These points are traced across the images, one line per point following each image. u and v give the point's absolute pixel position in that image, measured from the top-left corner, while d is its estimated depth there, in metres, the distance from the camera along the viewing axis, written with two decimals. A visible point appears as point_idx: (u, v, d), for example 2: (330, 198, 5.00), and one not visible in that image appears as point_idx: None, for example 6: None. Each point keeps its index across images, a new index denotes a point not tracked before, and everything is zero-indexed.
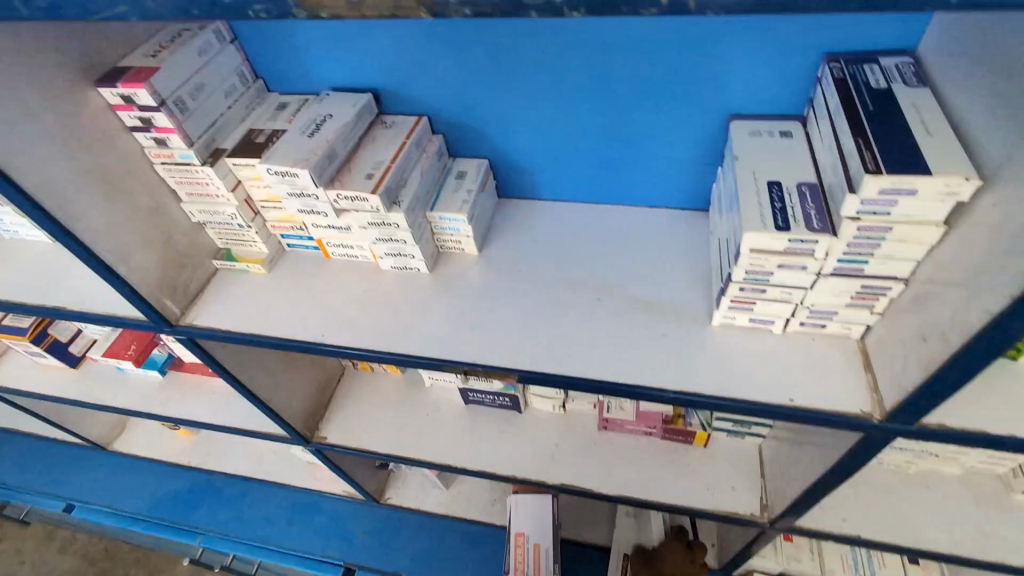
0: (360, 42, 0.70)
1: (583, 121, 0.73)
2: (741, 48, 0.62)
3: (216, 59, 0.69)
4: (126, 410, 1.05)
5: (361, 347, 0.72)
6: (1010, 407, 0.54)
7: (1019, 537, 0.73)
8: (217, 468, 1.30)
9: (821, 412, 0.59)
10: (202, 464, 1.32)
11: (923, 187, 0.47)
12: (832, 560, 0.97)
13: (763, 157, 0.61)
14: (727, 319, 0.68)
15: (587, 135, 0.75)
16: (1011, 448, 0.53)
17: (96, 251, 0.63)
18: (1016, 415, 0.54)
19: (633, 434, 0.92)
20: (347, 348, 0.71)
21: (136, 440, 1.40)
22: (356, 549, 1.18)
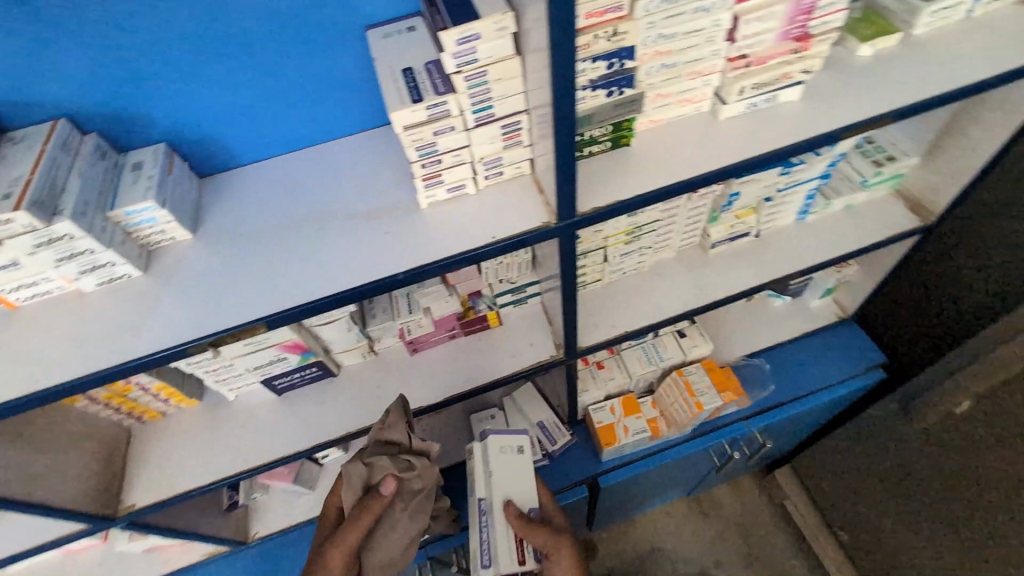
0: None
1: (245, 61, 0.77)
2: None
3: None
4: None
5: (95, 373, 0.67)
6: (630, 178, 0.76)
7: (710, 277, 1.22)
8: None
9: (517, 237, 0.72)
10: None
11: (481, 30, 0.60)
12: (634, 363, 1.38)
13: (393, 53, 0.73)
14: (431, 198, 0.76)
15: (262, 80, 0.79)
16: (638, 204, 0.75)
17: None
18: (638, 181, 0.76)
19: (440, 341, 1.15)
20: (83, 379, 0.66)
21: None
22: None
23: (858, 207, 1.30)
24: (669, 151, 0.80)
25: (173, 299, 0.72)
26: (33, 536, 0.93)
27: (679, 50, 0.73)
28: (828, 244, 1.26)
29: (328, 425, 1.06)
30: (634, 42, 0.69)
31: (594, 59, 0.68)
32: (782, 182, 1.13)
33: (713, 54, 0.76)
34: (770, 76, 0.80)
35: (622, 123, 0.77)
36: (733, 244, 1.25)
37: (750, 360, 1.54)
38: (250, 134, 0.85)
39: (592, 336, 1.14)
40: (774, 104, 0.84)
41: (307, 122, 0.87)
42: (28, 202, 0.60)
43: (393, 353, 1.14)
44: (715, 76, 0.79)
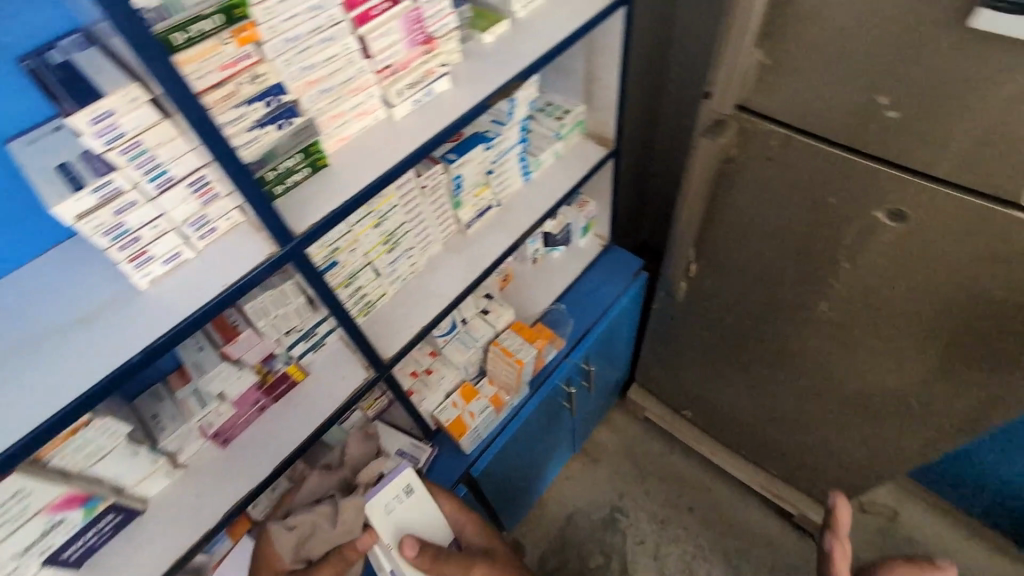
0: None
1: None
2: None
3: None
4: None
5: None
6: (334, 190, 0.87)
7: (477, 250, 1.37)
8: None
9: (250, 274, 0.76)
10: None
11: (112, 106, 0.64)
12: (457, 354, 1.46)
13: (40, 155, 0.72)
14: (149, 276, 0.76)
15: None
16: (348, 208, 0.85)
17: None
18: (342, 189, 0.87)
19: (250, 420, 1.10)
20: None
21: None
22: None
23: (564, 154, 1.58)
24: (363, 157, 0.92)
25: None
26: None
27: (328, 75, 0.86)
28: (554, 189, 1.50)
29: (145, 568, 0.94)
30: (274, 81, 0.80)
31: (248, 102, 0.77)
32: (493, 155, 1.33)
33: (360, 71, 0.91)
34: (417, 76, 0.97)
35: (311, 147, 0.86)
36: (485, 218, 1.42)
37: (553, 308, 1.76)
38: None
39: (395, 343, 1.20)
40: (435, 96, 1.01)
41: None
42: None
43: (204, 455, 1.06)
44: (373, 88, 0.93)
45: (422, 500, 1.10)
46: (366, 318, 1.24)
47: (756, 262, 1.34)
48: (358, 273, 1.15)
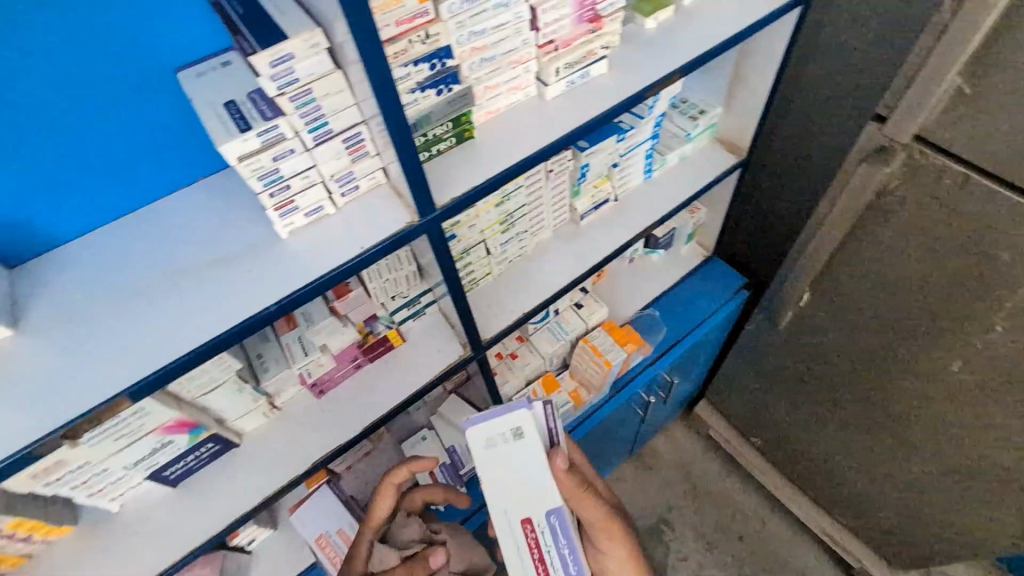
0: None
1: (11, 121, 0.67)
2: None
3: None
4: None
5: None
6: (470, 169, 0.81)
7: (588, 240, 1.40)
8: None
9: (384, 240, 0.73)
10: None
11: (294, 48, 0.60)
12: (544, 343, 1.51)
13: (212, 89, 0.69)
14: (290, 225, 0.74)
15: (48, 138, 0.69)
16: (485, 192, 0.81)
17: None
18: (477, 167, 0.82)
19: (345, 376, 1.12)
20: None
21: None
22: None
23: (691, 155, 1.54)
24: (511, 137, 0.87)
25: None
26: None
27: (493, 44, 0.80)
28: (673, 195, 1.48)
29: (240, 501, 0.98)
30: (445, 41, 0.73)
31: (415, 63, 0.72)
32: (620, 151, 1.32)
33: (524, 43, 0.84)
34: (578, 55, 0.90)
35: (461, 117, 0.81)
36: (599, 211, 1.43)
37: (645, 313, 1.74)
38: (44, 199, 0.74)
39: (494, 324, 1.22)
40: (588, 80, 0.95)
41: (113, 182, 0.77)
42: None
43: (298, 403, 1.09)
44: (531, 63, 0.87)
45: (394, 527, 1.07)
46: (471, 292, 1.28)
47: (887, 302, 1.06)
48: (474, 249, 1.17)
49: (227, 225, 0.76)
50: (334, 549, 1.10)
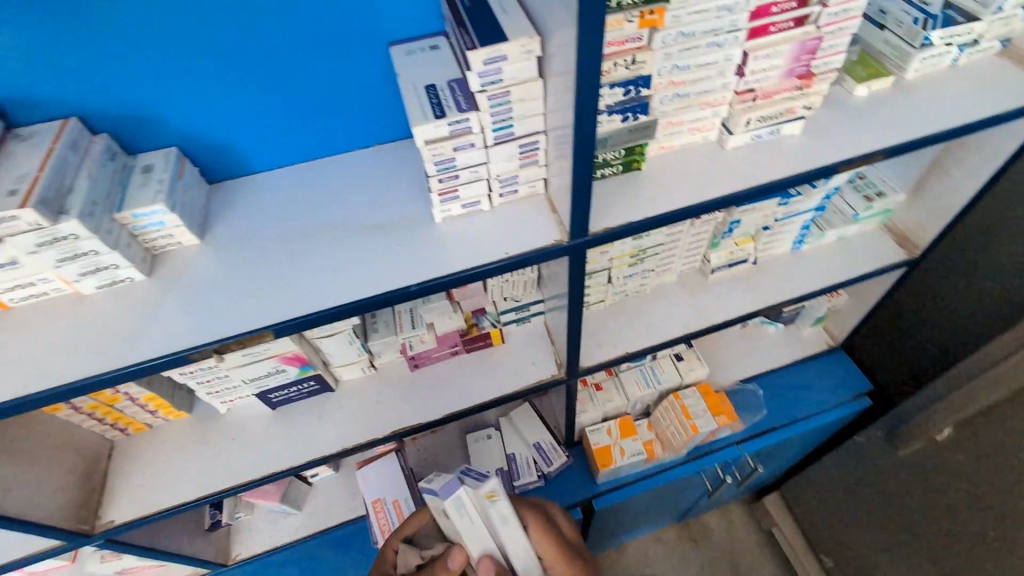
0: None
1: (249, 62, 0.74)
2: None
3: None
4: None
5: (112, 371, 0.64)
6: (626, 203, 0.80)
7: (712, 297, 1.32)
8: None
9: (527, 253, 0.74)
10: None
11: (509, 51, 0.61)
12: (631, 384, 1.49)
13: (418, 70, 0.73)
14: (446, 212, 0.76)
15: (269, 81, 0.77)
16: (635, 231, 0.78)
17: None
18: (634, 203, 0.80)
19: (441, 357, 1.17)
20: (117, 372, 0.64)
21: None
22: None
23: (851, 237, 1.39)
24: (679, 177, 0.84)
25: (166, 315, 0.68)
26: None
27: (692, 81, 0.76)
28: (820, 274, 1.35)
29: (323, 440, 1.08)
30: (648, 71, 0.71)
31: (612, 85, 0.71)
32: (778, 214, 1.22)
33: (723, 87, 0.80)
34: (776, 110, 0.84)
35: (635, 147, 0.80)
36: (733, 269, 1.33)
37: (745, 387, 1.62)
38: (250, 133, 0.81)
39: (593, 354, 1.21)
40: (777, 137, 0.88)
41: (307, 131, 0.84)
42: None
43: (394, 368, 1.17)
44: (722, 108, 0.83)
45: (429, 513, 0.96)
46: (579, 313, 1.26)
47: None
48: (597, 273, 1.16)
49: (389, 196, 0.80)
50: (385, 516, 1.13)
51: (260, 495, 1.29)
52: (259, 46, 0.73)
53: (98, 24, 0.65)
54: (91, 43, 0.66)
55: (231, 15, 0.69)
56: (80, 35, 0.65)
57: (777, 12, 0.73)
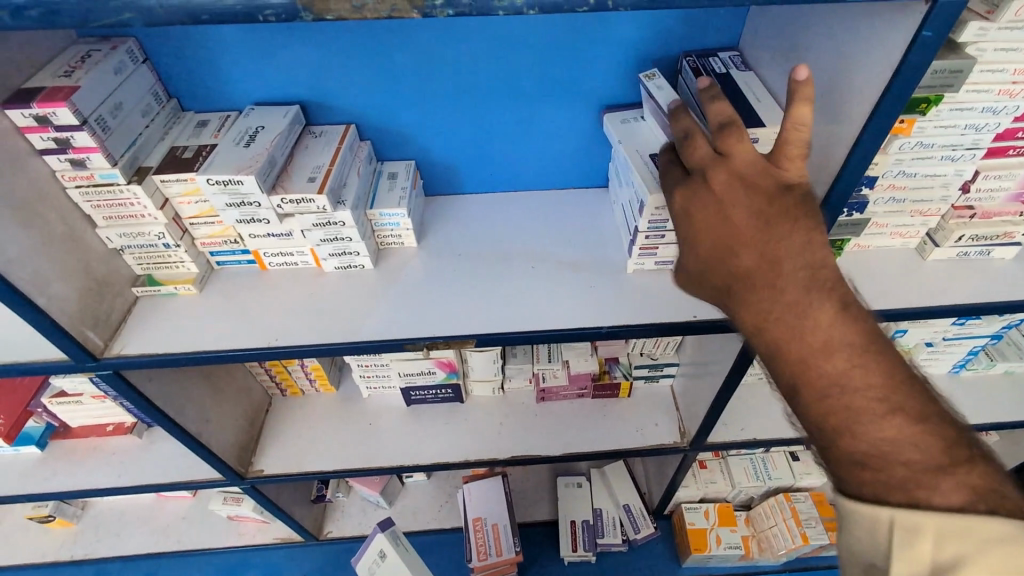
0: (216, 39, 0.73)
1: (498, 104, 0.85)
2: (634, 33, 0.79)
3: (41, 36, 0.64)
4: (47, 494, 1.04)
5: (339, 343, 0.74)
6: None
7: None
8: (162, 532, 1.42)
9: (715, 321, 0.76)
10: (114, 541, 1.41)
11: (760, 136, 0.66)
12: (738, 473, 1.40)
13: (648, 134, 0.80)
14: (639, 265, 0.81)
15: (508, 120, 0.87)
16: None
17: (27, 294, 0.60)
18: None
19: (567, 397, 1.20)
20: (343, 345, 0.74)
21: (32, 532, 1.43)
22: (308, 563, 1.42)
23: (1020, 375, 1.27)
24: (873, 277, 0.83)
25: (387, 306, 0.79)
26: (154, 475, 1.05)
27: (913, 188, 0.76)
28: (981, 407, 1.23)
29: (446, 446, 1.14)
30: (876, 173, 0.73)
31: None
32: (948, 332, 1.13)
33: (942, 199, 0.79)
34: (993, 232, 0.81)
35: (835, 241, 0.81)
36: None
37: None
38: (474, 161, 0.92)
39: (720, 433, 1.17)
40: (985, 258, 0.85)
41: (522, 166, 0.93)
42: (255, 169, 0.65)
43: (519, 395, 1.22)
44: (934, 218, 0.81)
45: (403, 574, 0.85)
46: None
47: None
48: None
49: (584, 240, 0.88)
50: (483, 536, 1.21)
51: (364, 483, 1.37)
52: (512, 92, 0.83)
53: (401, 58, 0.78)
54: (391, 70, 0.79)
55: (503, 64, 0.80)
56: (385, 64, 0.78)
57: (1022, 137, 0.72)
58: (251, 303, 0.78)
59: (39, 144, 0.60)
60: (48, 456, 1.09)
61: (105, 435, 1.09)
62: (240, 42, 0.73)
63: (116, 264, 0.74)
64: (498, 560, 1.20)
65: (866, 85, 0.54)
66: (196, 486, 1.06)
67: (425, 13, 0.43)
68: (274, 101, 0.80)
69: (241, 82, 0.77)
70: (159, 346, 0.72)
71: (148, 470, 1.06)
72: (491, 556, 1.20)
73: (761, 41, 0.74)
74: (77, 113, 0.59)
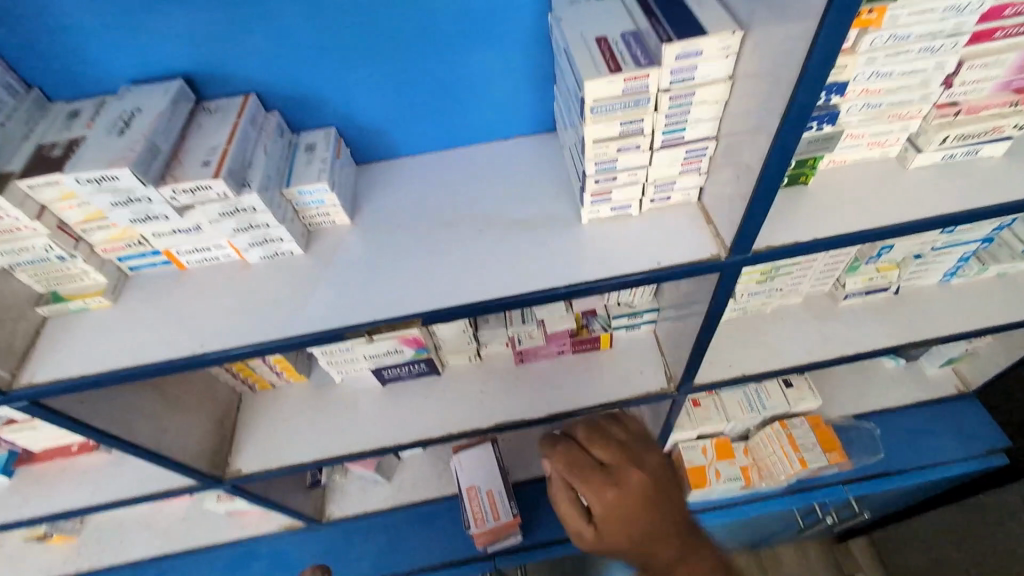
0: (66, 8, 0.62)
1: (415, 48, 0.74)
2: None
3: None
4: (22, 521, 1.01)
5: (272, 342, 0.67)
6: (793, 221, 0.73)
7: (845, 324, 1.18)
8: (164, 536, 1.42)
9: (681, 266, 0.69)
10: (118, 551, 1.41)
11: (706, 48, 0.57)
12: (733, 406, 1.37)
13: (588, 20, 0.65)
14: (594, 214, 0.74)
15: (428, 66, 0.76)
16: (801, 253, 0.72)
17: None
18: (801, 221, 0.73)
19: (546, 356, 1.16)
20: (277, 344, 0.67)
21: (34, 552, 1.43)
22: (315, 546, 1.43)
23: (1013, 274, 1.22)
24: (852, 194, 0.75)
25: (322, 294, 0.72)
26: (130, 488, 1.02)
27: (889, 90, 0.68)
28: (974, 313, 1.18)
29: (426, 420, 1.11)
30: (845, 78, 0.64)
31: None
32: (937, 240, 1.07)
33: (922, 98, 0.70)
34: (980, 128, 0.73)
35: (807, 160, 0.73)
36: (869, 297, 1.19)
37: (863, 425, 1.45)
38: (403, 119, 0.82)
39: (707, 374, 1.13)
40: (972, 158, 0.77)
41: (455, 117, 0.83)
42: (130, 160, 0.56)
43: (498, 360, 1.17)
44: (914, 121, 0.73)
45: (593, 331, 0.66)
46: None
47: None
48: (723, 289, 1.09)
49: (533, 194, 0.79)
50: (479, 503, 1.21)
51: (357, 463, 1.36)
52: (428, 32, 0.72)
53: (289, 5, 0.67)
54: (283, 22, 0.68)
55: (409, 1, 0.69)
56: (274, 15, 0.67)
57: (1010, 14, 0.62)
58: (172, 308, 0.71)
59: None
60: (18, 483, 1.05)
61: (72, 455, 1.06)
62: (97, 6, 0.63)
63: (9, 285, 0.66)
64: (497, 524, 1.20)
65: None
66: (175, 494, 1.03)
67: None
68: (153, 75, 0.70)
69: (110, 57, 0.67)
70: (73, 370, 0.66)
71: (121, 485, 1.03)
72: (490, 520, 1.20)
73: None
74: None
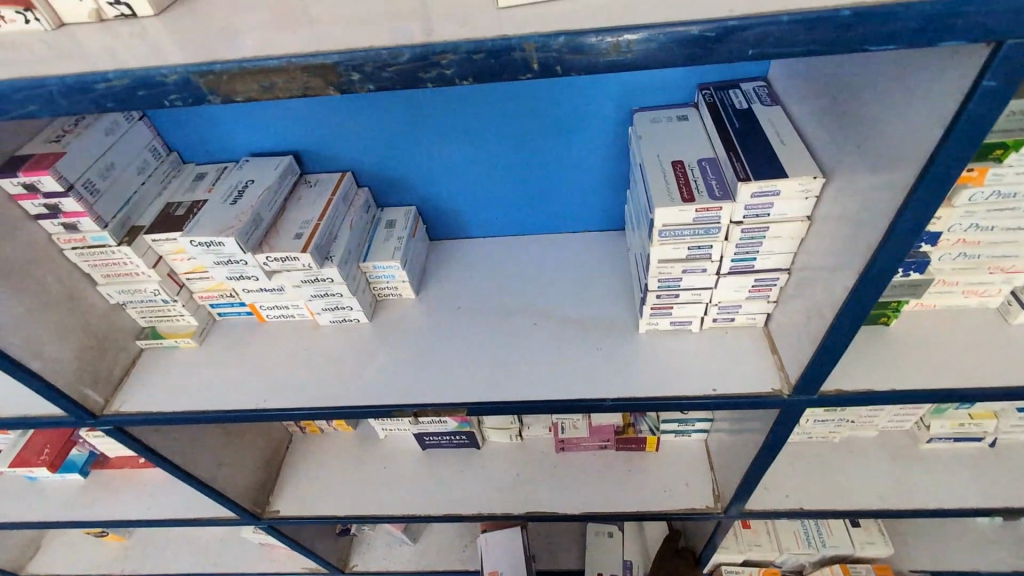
0: None
1: (499, 147, 0.79)
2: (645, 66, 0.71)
3: None
4: (83, 521, 1.10)
5: (323, 408, 0.70)
6: (871, 365, 0.67)
7: (929, 471, 1.05)
8: (199, 555, 1.47)
9: (739, 396, 0.66)
10: (156, 561, 1.47)
11: (784, 188, 0.56)
12: (787, 537, 1.24)
13: (667, 142, 0.67)
14: (652, 325, 0.73)
15: (509, 163, 0.81)
16: (878, 401, 0.66)
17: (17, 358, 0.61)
18: (880, 366, 0.67)
19: (588, 448, 1.12)
20: (329, 410, 0.70)
21: (87, 547, 1.52)
22: None
23: None
24: (943, 343, 0.69)
25: (377, 365, 0.75)
26: (178, 508, 1.08)
27: (990, 243, 0.63)
28: None
29: (459, 494, 1.09)
30: (939, 228, 0.61)
31: None
32: None
33: None
34: None
35: (891, 302, 0.68)
36: (958, 445, 1.06)
37: None
38: (479, 205, 0.87)
39: (761, 499, 1.04)
40: None
41: (528, 209, 0.87)
42: (236, 230, 0.64)
43: (539, 443, 1.15)
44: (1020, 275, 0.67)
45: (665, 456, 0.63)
46: None
47: None
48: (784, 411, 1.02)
49: (593, 293, 0.80)
50: None
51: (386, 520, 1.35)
52: (512, 135, 0.78)
53: (394, 104, 0.74)
54: (386, 117, 0.76)
55: (499, 108, 0.75)
56: (379, 111, 0.75)
57: None
58: (246, 357, 0.77)
59: (32, 210, 0.62)
60: (87, 483, 1.14)
61: (137, 466, 1.14)
62: None
63: (119, 318, 0.75)
64: None
65: (910, 139, 0.44)
66: (215, 523, 1.07)
67: (343, 89, 0.39)
68: (272, 150, 0.79)
69: (239, 133, 0.77)
70: (151, 404, 0.72)
71: (171, 504, 1.09)
72: None
73: (790, 72, 0.64)
74: (61, 180, 0.60)
